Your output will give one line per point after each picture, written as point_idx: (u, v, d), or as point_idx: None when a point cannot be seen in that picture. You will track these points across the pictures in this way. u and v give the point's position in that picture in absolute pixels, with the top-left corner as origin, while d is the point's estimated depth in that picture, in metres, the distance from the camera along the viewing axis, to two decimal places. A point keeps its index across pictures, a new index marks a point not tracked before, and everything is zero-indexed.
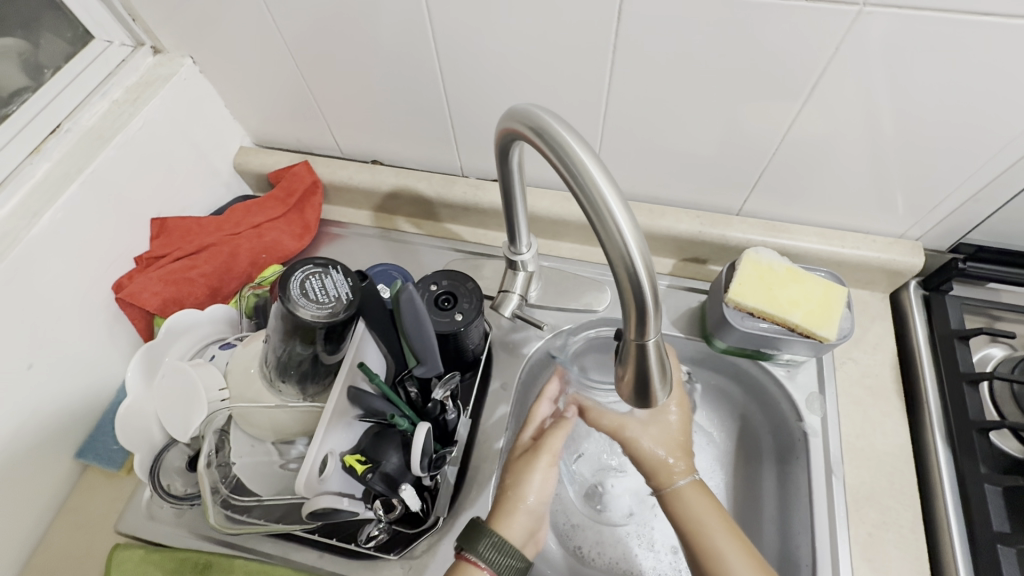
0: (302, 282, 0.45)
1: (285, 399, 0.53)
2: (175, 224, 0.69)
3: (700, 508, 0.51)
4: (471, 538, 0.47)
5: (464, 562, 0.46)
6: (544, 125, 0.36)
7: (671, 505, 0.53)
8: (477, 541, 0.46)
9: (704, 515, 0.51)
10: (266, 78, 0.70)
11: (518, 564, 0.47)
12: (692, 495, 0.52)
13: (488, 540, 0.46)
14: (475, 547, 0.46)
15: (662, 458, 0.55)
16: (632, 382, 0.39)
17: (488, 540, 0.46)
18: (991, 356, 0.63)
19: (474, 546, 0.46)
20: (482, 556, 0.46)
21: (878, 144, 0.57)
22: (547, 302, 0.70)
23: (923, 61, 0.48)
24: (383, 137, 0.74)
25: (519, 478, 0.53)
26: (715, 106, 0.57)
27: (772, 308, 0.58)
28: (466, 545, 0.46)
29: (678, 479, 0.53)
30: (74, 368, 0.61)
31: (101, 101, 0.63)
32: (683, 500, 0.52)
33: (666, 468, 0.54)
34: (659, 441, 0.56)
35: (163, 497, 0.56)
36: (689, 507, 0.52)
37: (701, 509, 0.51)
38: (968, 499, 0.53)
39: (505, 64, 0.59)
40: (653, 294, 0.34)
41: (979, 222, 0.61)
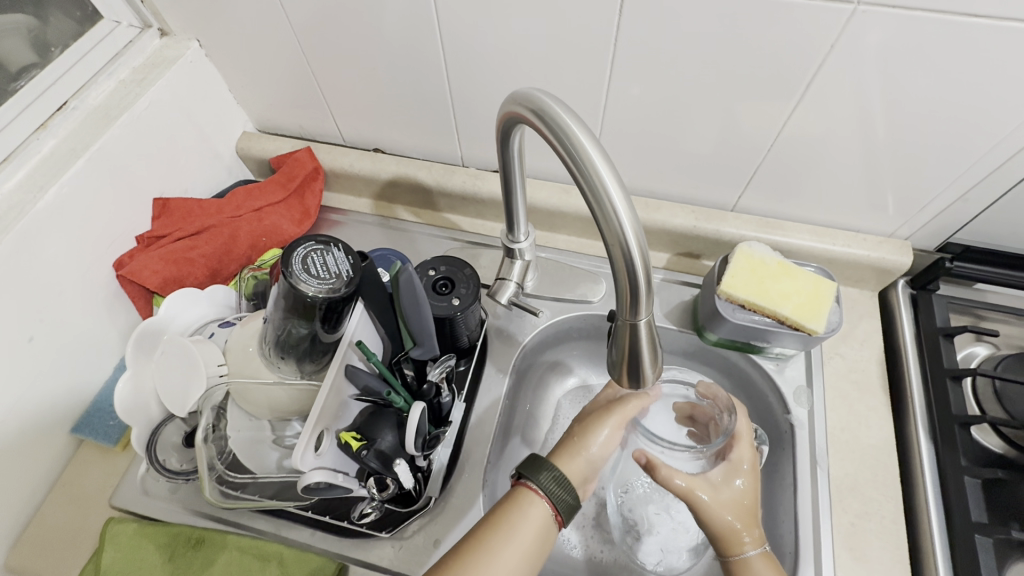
0: (304, 258, 0.46)
1: (282, 375, 0.54)
2: (177, 205, 0.70)
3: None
4: (533, 467, 0.47)
5: (522, 488, 0.47)
6: (546, 108, 0.37)
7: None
8: (538, 470, 0.47)
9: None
10: (271, 63, 0.70)
11: (570, 501, 0.47)
12: (761, 567, 0.48)
13: (549, 473, 0.47)
14: (536, 475, 0.47)
15: (733, 528, 0.49)
16: (625, 364, 0.40)
17: (550, 472, 0.47)
18: (975, 354, 0.64)
19: (535, 475, 0.47)
20: (541, 484, 0.46)
21: (870, 144, 0.58)
22: (543, 291, 0.71)
23: (914, 62, 0.49)
24: (385, 126, 0.75)
25: (588, 430, 0.53)
26: (712, 102, 0.59)
27: (764, 299, 0.59)
28: (527, 472, 0.47)
29: (748, 548, 0.49)
30: (74, 343, 0.61)
31: (108, 81, 0.64)
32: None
33: (736, 537, 0.49)
34: (732, 510, 0.50)
35: (158, 472, 0.56)
36: None
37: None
38: (948, 491, 0.55)
39: (507, 56, 0.60)
40: (646, 276, 0.36)
41: (965, 222, 0.63)
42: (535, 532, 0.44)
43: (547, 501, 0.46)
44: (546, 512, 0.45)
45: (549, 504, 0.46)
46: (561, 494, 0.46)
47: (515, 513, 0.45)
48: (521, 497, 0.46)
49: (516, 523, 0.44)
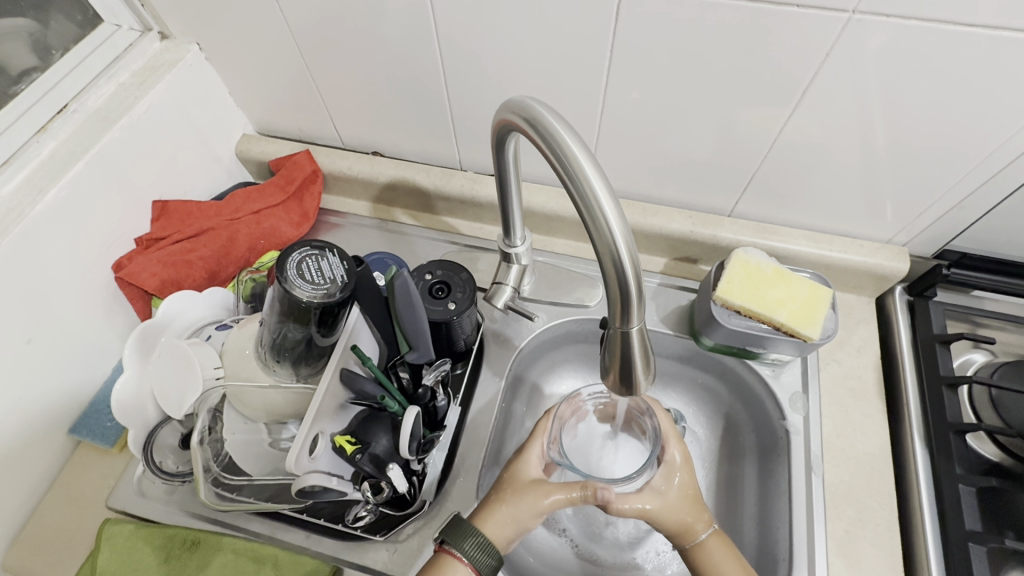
0: (299, 263, 0.46)
1: (278, 378, 0.54)
2: (176, 207, 0.70)
3: (727, 567, 0.51)
4: (456, 534, 0.48)
5: (446, 555, 0.48)
6: (539, 116, 0.37)
7: (698, 562, 0.52)
8: (462, 537, 0.48)
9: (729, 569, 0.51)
10: (270, 66, 0.71)
11: (494, 563, 0.49)
12: (716, 548, 0.52)
13: (474, 539, 0.48)
14: (460, 544, 0.48)
15: (682, 520, 0.53)
16: (616, 371, 0.41)
17: (474, 539, 0.48)
18: (972, 361, 0.64)
19: (459, 542, 0.48)
20: (466, 553, 0.47)
21: (866, 150, 0.58)
22: (540, 295, 0.71)
23: (910, 70, 0.49)
24: (383, 129, 0.75)
25: (523, 493, 0.52)
26: (709, 108, 0.59)
27: (759, 306, 0.59)
28: (450, 538, 0.48)
29: (701, 534, 0.52)
30: (73, 345, 0.62)
31: (108, 84, 0.65)
32: (710, 558, 0.51)
33: (687, 526, 0.53)
34: (677, 508, 0.53)
35: (155, 473, 0.57)
36: (716, 566, 0.51)
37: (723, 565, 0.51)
38: (943, 498, 0.55)
39: (505, 61, 0.60)
40: (637, 284, 0.36)
41: (964, 229, 0.63)
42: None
43: (472, 569, 0.47)
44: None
45: (474, 571, 0.48)
46: (487, 563, 0.48)
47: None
48: (446, 565, 0.48)
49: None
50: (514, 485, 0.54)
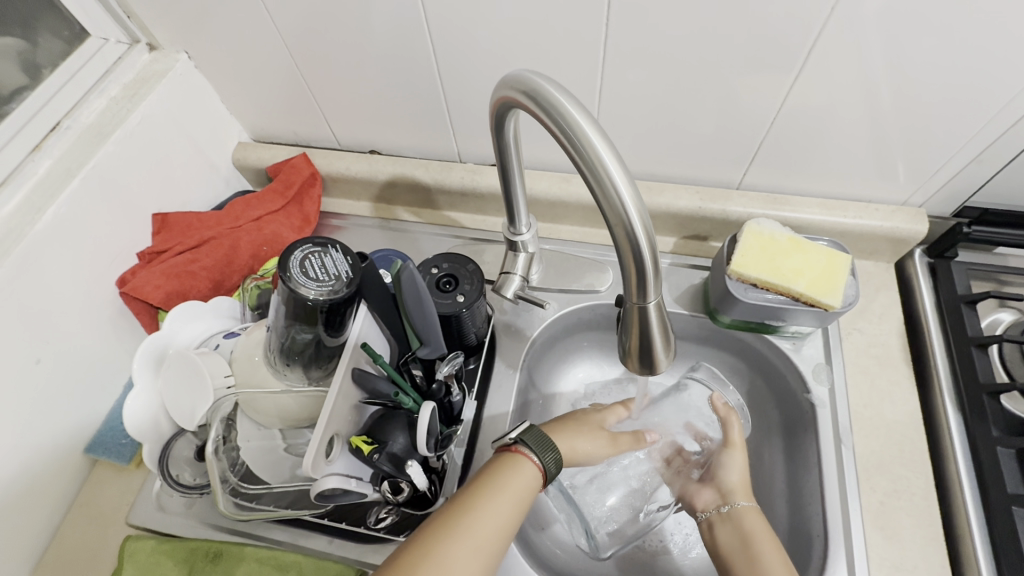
0: (301, 261, 0.45)
1: (290, 383, 0.54)
2: (176, 220, 0.69)
3: (758, 532, 0.53)
4: (540, 444, 0.50)
5: (518, 454, 0.49)
6: (538, 87, 0.35)
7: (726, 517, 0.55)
8: (545, 450, 0.50)
9: (757, 542, 0.52)
10: (261, 71, 0.70)
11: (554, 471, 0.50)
12: (750, 520, 0.54)
13: (553, 455, 0.50)
14: (542, 452, 0.49)
15: (735, 482, 0.57)
16: (635, 350, 0.39)
17: (553, 454, 0.50)
18: (1000, 321, 0.62)
19: (541, 451, 0.49)
20: (543, 460, 0.49)
21: (877, 111, 0.56)
22: (549, 283, 0.70)
23: (919, 21, 0.47)
24: (380, 126, 0.74)
25: (594, 432, 0.58)
26: (711, 78, 0.57)
27: (776, 277, 0.57)
28: (530, 442, 0.50)
29: (742, 501, 0.56)
30: (80, 363, 0.61)
31: (99, 99, 0.64)
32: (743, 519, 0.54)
33: (739, 489, 0.57)
34: (738, 473, 0.58)
35: (172, 487, 0.55)
36: (748, 526, 0.53)
37: (746, 539, 0.53)
38: (980, 462, 0.53)
39: (498, 47, 0.59)
40: (653, 259, 0.34)
41: (981, 184, 0.61)
42: (529, 493, 0.47)
43: (539, 469, 0.49)
44: (535, 483, 0.48)
45: (541, 479, 0.49)
46: (553, 472, 0.50)
47: (512, 477, 0.47)
48: (515, 460, 0.49)
49: (519, 480, 0.47)
50: (590, 422, 0.59)
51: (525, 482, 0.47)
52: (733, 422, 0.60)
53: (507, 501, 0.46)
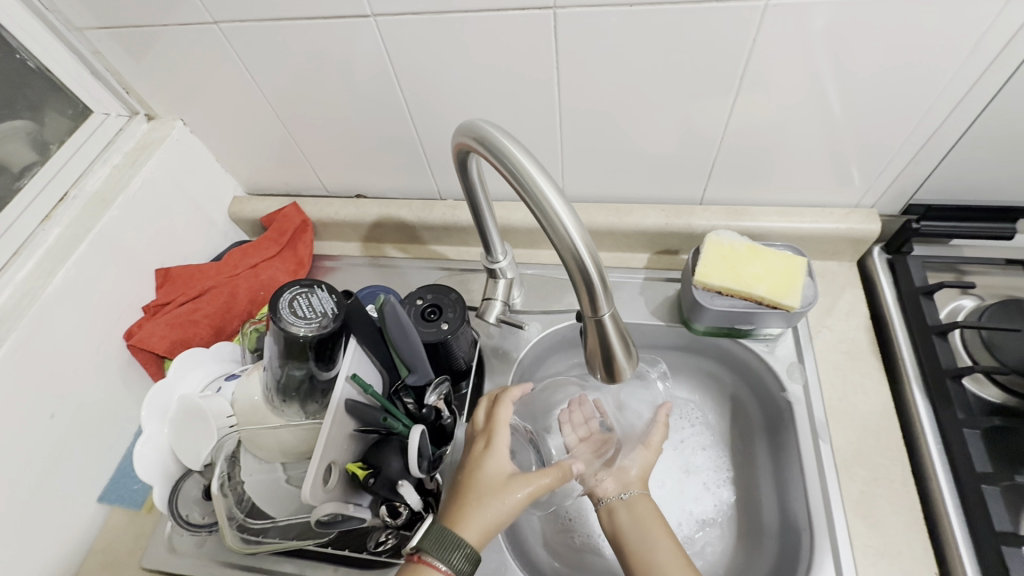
0: (290, 302, 0.49)
1: (288, 418, 0.57)
2: (178, 273, 0.74)
3: (652, 520, 0.57)
4: (444, 546, 0.48)
5: (421, 565, 0.48)
6: (488, 134, 0.40)
7: (619, 508, 0.59)
8: (447, 551, 0.48)
9: (651, 526, 0.56)
10: (250, 130, 0.76)
11: (470, 567, 0.49)
12: (642, 508, 0.58)
13: (460, 552, 0.48)
14: (447, 557, 0.48)
15: (635, 476, 0.61)
16: (598, 358, 0.43)
17: (460, 551, 0.48)
18: (961, 308, 0.65)
19: (446, 553, 0.48)
20: (450, 563, 0.48)
21: (814, 124, 0.61)
22: (532, 306, 0.74)
23: (836, 42, 0.53)
24: (363, 172, 0.79)
25: (501, 490, 0.53)
26: (662, 105, 0.62)
27: (737, 283, 0.61)
28: (426, 547, 0.48)
29: (636, 491, 0.59)
30: (91, 414, 0.65)
31: (103, 167, 0.70)
32: (637, 512, 0.58)
33: (635, 481, 0.60)
34: (639, 469, 0.62)
35: (182, 526, 0.58)
36: (643, 520, 0.57)
37: (641, 519, 0.57)
38: (950, 444, 0.55)
39: (465, 93, 0.64)
40: (599, 275, 0.38)
41: (923, 182, 0.65)
42: None
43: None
44: None
45: None
46: (467, 568, 0.49)
47: None
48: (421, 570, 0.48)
49: None
50: (494, 485, 0.53)
51: None
52: (654, 435, 0.64)
53: None
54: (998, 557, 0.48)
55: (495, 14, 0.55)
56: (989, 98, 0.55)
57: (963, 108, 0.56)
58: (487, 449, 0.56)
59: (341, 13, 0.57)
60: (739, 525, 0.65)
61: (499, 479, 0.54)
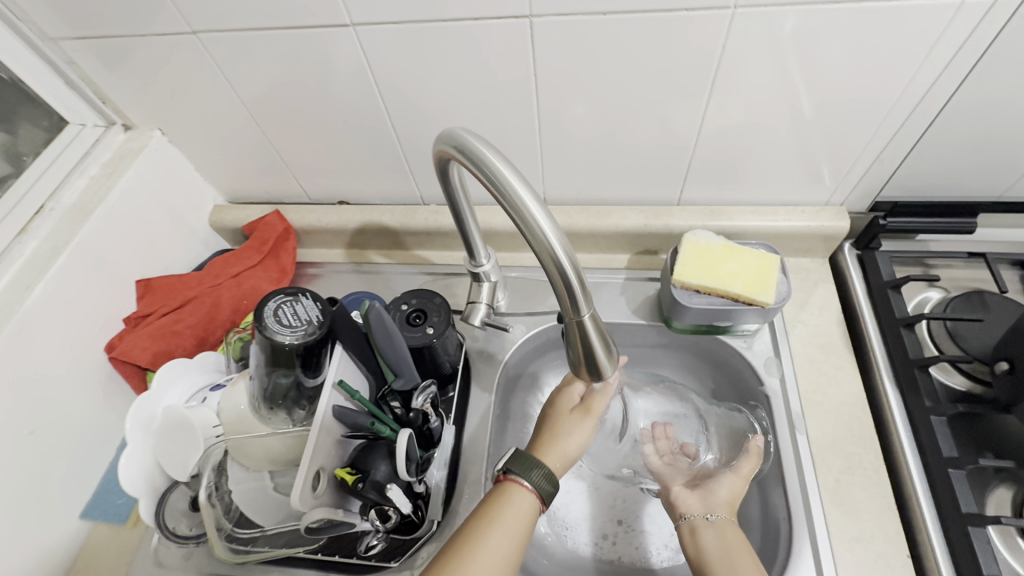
0: (275, 310, 0.49)
1: (275, 426, 0.56)
2: (158, 284, 0.73)
3: (734, 541, 0.53)
4: (522, 466, 0.53)
5: (511, 483, 0.52)
6: (466, 142, 0.41)
7: (701, 525, 0.55)
8: (529, 469, 0.52)
9: (735, 551, 0.52)
10: (230, 139, 0.75)
11: (553, 492, 0.53)
12: (726, 530, 0.54)
13: (539, 470, 0.53)
14: (528, 473, 0.52)
15: (727, 499, 0.58)
16: (581, 358, 0.44)
17: (539, 470, 0.53)
18: (928, 300, 0.67)
19: (527, 472, 0.52)
20: (533, 480, 0.52)
21: (782, 126, 0.63)
22: (516, 308, 0.75)
23: (802, 48, 0.55)
24: (345, 178, 0.80)
25: (569, 421, 0.60)
26: (637, 110, 0.63)
27: (714, 281, 0.62)
28: (516, 468, 0.53)
29: (721, 513, 0.56)
30: (72, 429, 0.64)
31: (80, 178, 0.69)
32: (722, 526, 0.55)
33: (723, 503, 0.57)
34: (728, 492, 0.58)
35: (169, 538, 0.58)
36: (727, 535, 0.54)
37: (728, 548, 0.53)
38: (918, 431, 0.57)
39: (445, 100, 0.65)
40: (578, 277, 0.39)
41: (888, 179, 0.68)
42: (528, 519, 0.50)
43: (535, 494, 0.52)
44: (535, 503, 0.52)
45: (538, 497, 0.52)
46: (548, 489, 0.53)
47: (507, 504, 0.51)
48: (510, 491, 0.52)
49: (511, 513, 0.50)
50: (560, 419, 0.61)
51: (520, 512, 0.50)
52: (745, 465, 0.60)
53: (501, 534, 0.48)
54: (964, 537, 0.51)
55: (473, 22, 0.56)
56: (945, 99, 0.58)
57: (922, 109, 0.59)
58: (558, 391, 0.64)
59: (319, 23, 0.58)
60: None
61: (570, 412, 0.61)
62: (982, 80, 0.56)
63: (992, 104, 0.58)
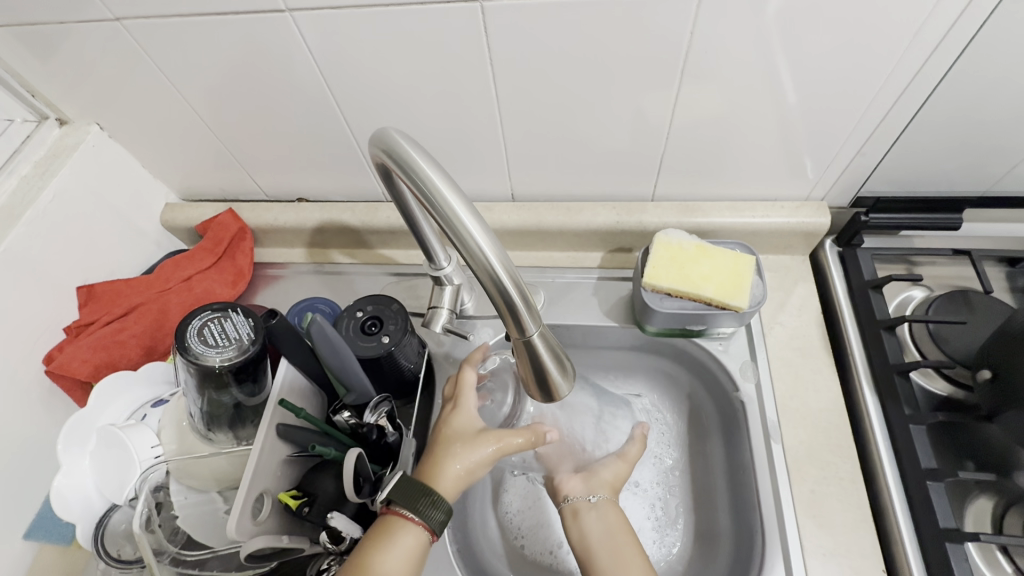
0: (200, 330, 0.46)
1: (219, 446, 0.55)
2: (103, 289, 0.69)
3: (618, 526, 0.54)
4: (408, 496, 0.48)
5: (394, 517, 0.48)
6: (398, 146, 0.37)
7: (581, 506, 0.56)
8: (415, 500, 0.48)
9: (620, 536, 0.53)
10: (175, 134, 0.71)
11: (445, 517, 0.49)
12: (608, 515, 0.54)
13: (428, 499, 0.48)
14: (414, 506, 0.48)
15: (607, 481, 0.58)
16: (532, 377, 0.41)
17: (427, 496, 0.49)
18: (911, 299, 0.65)
19: (412, 505, 0.48)
20: (420, 512, 0.48)
21: (758, 119, 0.59)
22: (483, 312, 0.71)
23: (777, 34, 0.51)
24: (302, 175, 0.75)
25: (469, 446, 0.54)
26: (604, 101, 0.59)
27: (685, 284, 0.59)
28: (398, 500, 0.48)
29: (601, 494, 0.56)
30: (16, 450, 0.61)
31: (10, 179, 0.64)
32: (607, 516, 0.54)
33: (601, 486, 0.57)
34: (609, 477, 0.58)
35: (110, 564, 0.54)
36: (614, 525, 0.54)
37: (611, 531, 0.53)
38: (897, 440, 0.55)
39: (398, 91, 0.61)
40: (522, 295, 0.36)
41: (872, 173, 0.64)
42: (412, 555, 0.47)
43: (423, 527, 0.48)
44: (422, 536, 0.48)
45: (427, 529, 0.48)
46: (440, 517, 0.49)
47: (391, 544, 0.47)
48: (393, 523, 0.48)
49: (396, 551, 0.47)
50: (461, 438, 0.55)
51: (409, 547, 0.47)
52: (632, 446, 0.62)
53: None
54: (941, 553, 0.49)
55: (422, 8, 0.51)
56: (931, 89, 0.55)
57: (906, 98, 0.55)
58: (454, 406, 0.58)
59: (255, 8, 0.53)
60: (694, 530, 0.65)
61: (463, 427, 0.56)
62: (969, 68, 0.53)
63: (978, 93, 0.55)
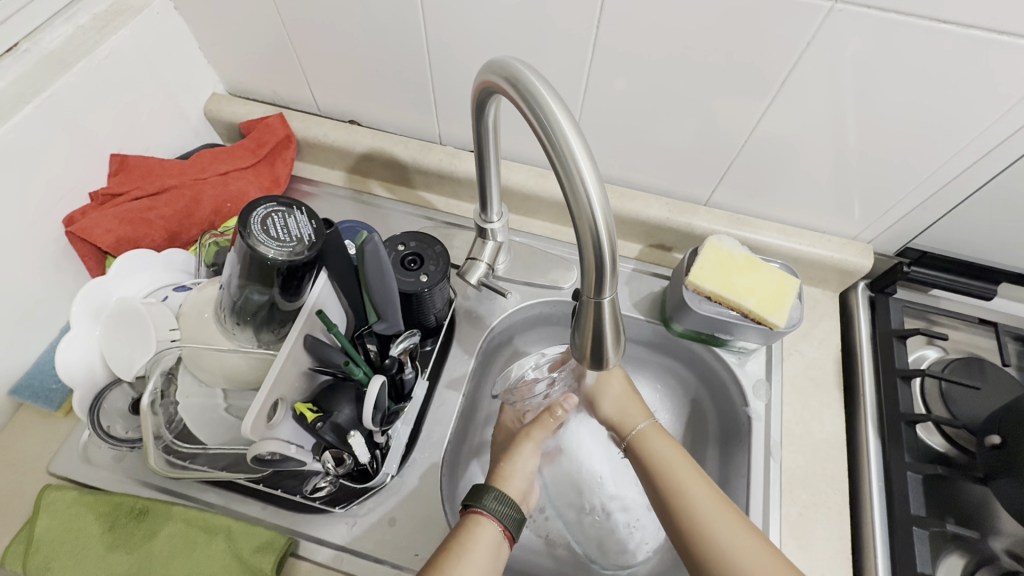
0: (263, 219, 0.45)
1: (239, 343, 0.53)
2: (137, 163, 0.67)
3: (663, 445, 0.57)
4: (477, 494, 0.51)
5: (470, 516, 0.50)
6: (520, 76, 0.36)
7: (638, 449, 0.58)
8: (481, 496, 0.51)
9: (667, 455, 0.56)
10: (242, 22, 0.67)
11: (516, 515, 0.51)
12: (652, 437, 0.58)
13: (493, 494, 0.51)
14: (481, 500, 0.50)
15: (620, 416, 0.61)
16: (589, 341, 0.40)
17: (494, 493, 0.51)
18: (925, 357, 0.66)
19: (479, 499, 0.50)
20: (488, 506, 0.50)
21: (841, 150, 0.59)
22: (515, 274, 0.70)
23: (884, 71, 0.51)
24: (362, 97, 0.73)
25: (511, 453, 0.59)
26: (694, 96, 0.59)
27: (729, 291, 0.60)
28: (472, 500, 0.51)
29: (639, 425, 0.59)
30: (18, 302, 0.58)
31: (65, 25, 0.60)
32: (649, 441, 0.58)
33: (626, 421, 0.60)
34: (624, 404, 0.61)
35: (100, 438, 0.53)
36: (655, 447, 0.57)
37: (661, 454, 0.56)
38: (891, 483, 0.57)
39: (491, 35, 0.59)
40: (611, 254, 0.35)
41: (925, 228, 0.65)
42: (492, 550, 0.48)
43: (497, 523, 0.49)
44: (498, 532, 0.49)
45: (501, 525, 0.50)
46: (508, 511, 0.50)
47: (469, 538, 0.48)
48: (471, 522, 0.49)
49: (476, 545, 0.48)
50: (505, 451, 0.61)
51: (483, 541, 0.48)
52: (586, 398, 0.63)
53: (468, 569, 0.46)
54: None
55: None
56: (1011, 161, 0.55)
57: (983, 165, 0.56)
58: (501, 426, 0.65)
59: None
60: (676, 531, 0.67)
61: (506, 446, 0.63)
62: None
63: None
